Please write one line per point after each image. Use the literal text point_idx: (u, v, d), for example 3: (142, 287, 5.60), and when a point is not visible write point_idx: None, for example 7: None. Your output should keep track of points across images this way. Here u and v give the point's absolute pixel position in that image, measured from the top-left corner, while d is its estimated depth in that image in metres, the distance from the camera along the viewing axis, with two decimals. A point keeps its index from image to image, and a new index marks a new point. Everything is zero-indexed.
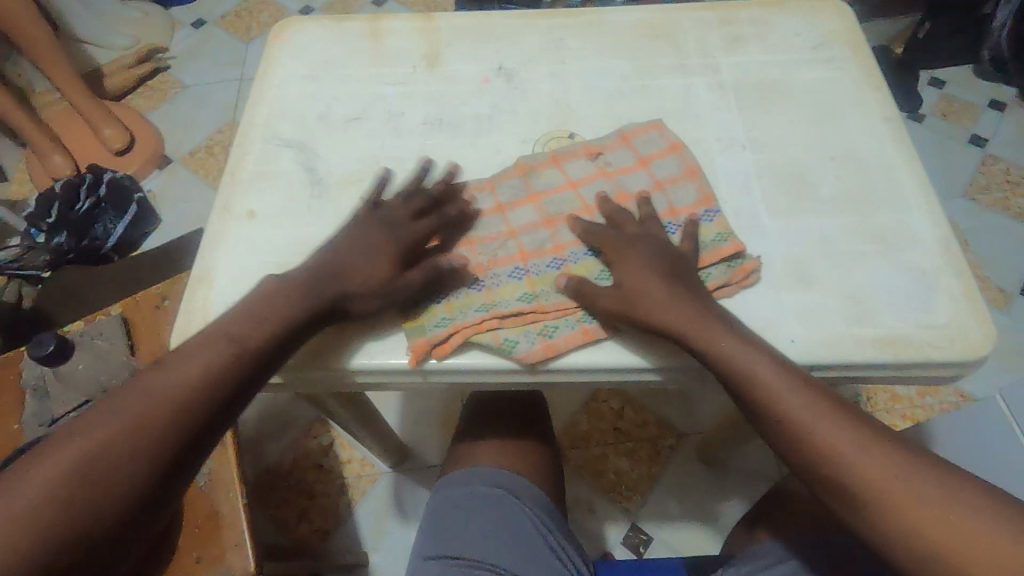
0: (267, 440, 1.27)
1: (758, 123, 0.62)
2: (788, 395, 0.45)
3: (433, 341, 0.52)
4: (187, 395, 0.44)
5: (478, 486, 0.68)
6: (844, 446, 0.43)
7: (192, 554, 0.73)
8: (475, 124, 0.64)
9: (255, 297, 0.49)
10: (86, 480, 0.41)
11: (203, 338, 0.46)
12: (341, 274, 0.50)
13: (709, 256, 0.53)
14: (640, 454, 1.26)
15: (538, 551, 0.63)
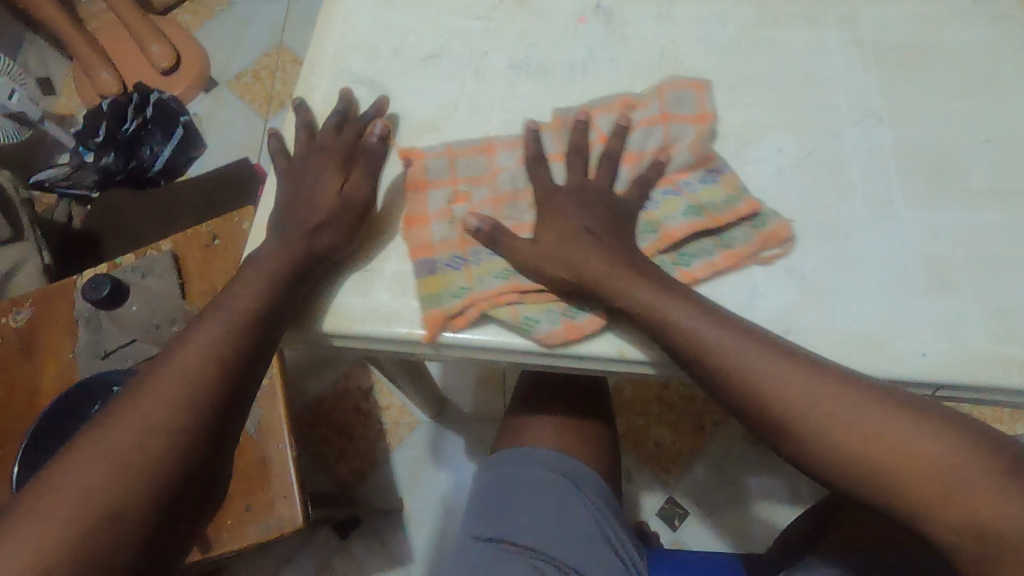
0: (310, 377, 1.28)
1: (902, 90, 0.53)
2: (761, 371, 0.42)
3: (449, 312, 0.49)
4: (210, 360, 0.44)
5: (527, 468, 0.66)
6: (852, 418, 0.39)
7: (242, 499, 0.73)
8: (567, 71, 0.56)
9: (262, 254, 0.48)
10: (147, 439, 0.40)
11: (218, 311, 0.46)
12: (298, 221, 0.49)
13: (724, 216, 0.48)
14: (684, 427, 1.22)
15: (594, 542, 0.60)
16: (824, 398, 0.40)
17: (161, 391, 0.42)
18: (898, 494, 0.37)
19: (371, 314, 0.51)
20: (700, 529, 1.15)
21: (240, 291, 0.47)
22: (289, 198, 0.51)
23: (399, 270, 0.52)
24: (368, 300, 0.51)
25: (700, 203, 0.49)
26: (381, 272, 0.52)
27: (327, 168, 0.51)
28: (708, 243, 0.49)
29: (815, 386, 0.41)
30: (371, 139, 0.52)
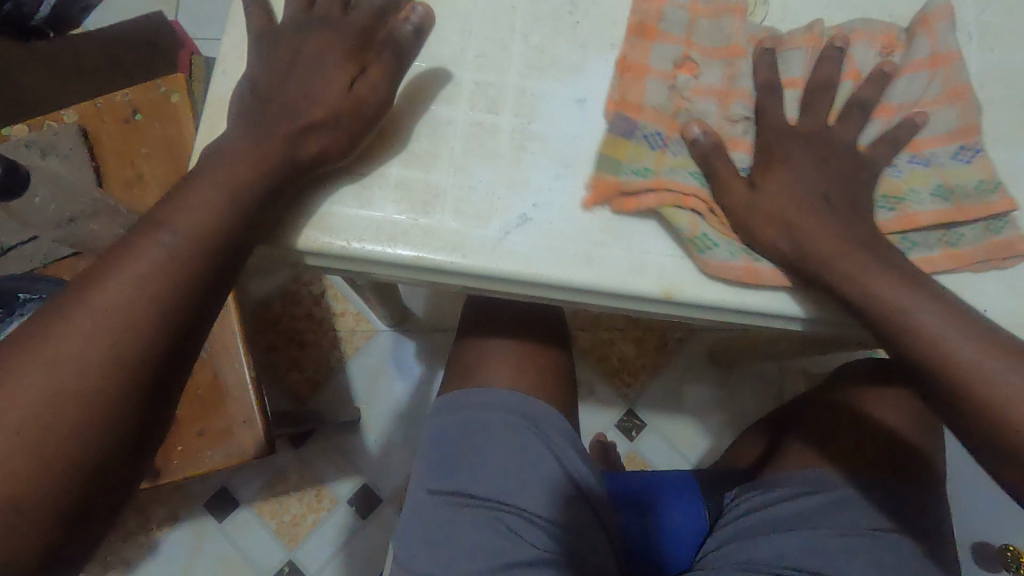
0: (252, 278, 1.15)
1: (994, 5, 0.47)
2: (896, 294, 0.37)
3: (627, 185, 0.41)
4: (163, 276, 0.34)
5: (482, 408, 0.56)
6: (962, 349, 0.36)
7: (193, 424, 0.61)
8: None
9: (223, 156, 0.37)
10: (61, 400, 0.31)
11: (172, 209, 0.36)
12: (285, 117, 0.38)
13: (972, 209, 0.41)
14: (646, 343, 1.21)
15: (559, 488, 0.55)
16: (953, 329, 0.37)
17: (81, 340, 0.32)
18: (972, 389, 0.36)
19: (371, 231, 0.40)
20: (657, 439, 1.17)
21: (184, 208, 0.35)
22: (274, 80, 0.39)
23: (406, 177, 0.41)
24: (371, 213, 0.40)
25: (949, 184, 0.42)
26: (384, 178, 0.41)
27: (332, 52, 0.39)
28: (937, 234, 0.42)
29: (928, 302, 0.37)
30: (402, 27, 0.39)
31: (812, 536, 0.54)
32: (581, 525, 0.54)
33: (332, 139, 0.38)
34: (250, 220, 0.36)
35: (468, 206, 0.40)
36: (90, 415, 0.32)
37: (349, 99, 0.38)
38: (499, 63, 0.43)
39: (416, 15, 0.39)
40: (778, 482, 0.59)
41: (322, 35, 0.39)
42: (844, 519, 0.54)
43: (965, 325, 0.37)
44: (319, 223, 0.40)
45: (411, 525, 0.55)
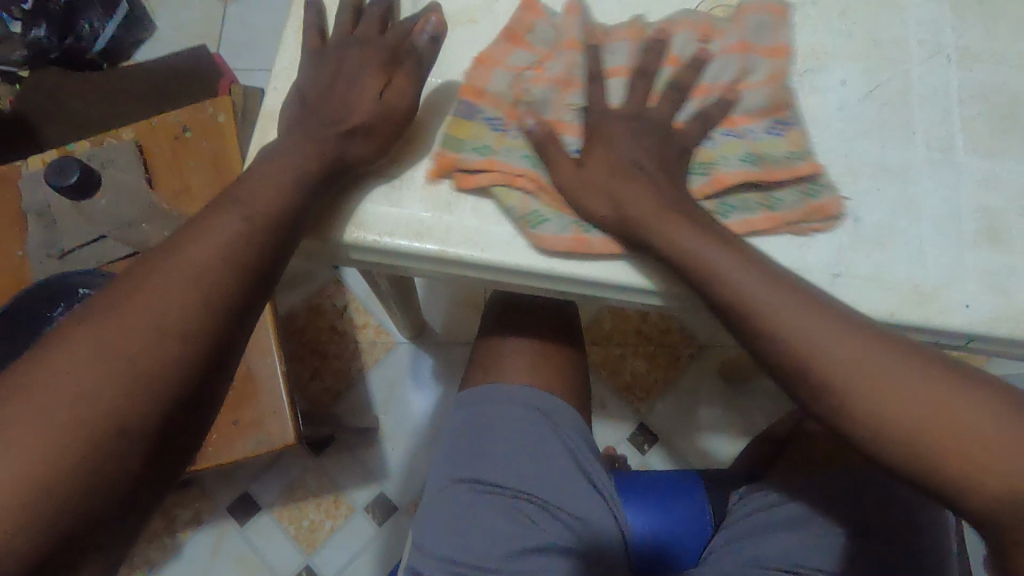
0: (279, 290, 1.21)
1: (972, 28, 0.50)
2: (796, 323, 0.38)
3: (464, 163, 0.44)
4: (227, 250, 0.36)
5: (499, 405, 0.60)
6: (828, 346, 0.37)
7: (227, 415, 0.66)
8: None
9: (279, 153, 0.41)
10: (147, 351, 0.33)
11: (234, 197, 0.39)
12: (329, 120, 0.42)
13: (779, 173, 0.44)
14: (658, 359, 1.23)
15: (576, 483, 0.58)
16: (853, 359, 0.37)
17: (165, 299, 0.34)
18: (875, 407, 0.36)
19: (400, 227, 0.44)
20: (670, 455, 1.18)
21: (248, 191, 0.39)
22: (322, 88, 0.43)
23: (432, 180, 0.45)
24: (401, 211, 0.44)
25: (759, 153, 0.45)
26: (412, 180, 0.44)
27: (367, 64, 0.43)
28: (754, 199, 0.44)
29: (818, 317, 0.38)
30: (420, 38, 0.43)
31: (810, 535, 0.56)
32: (599, 512, 0.58)
33: (365, 144, 0.42)
34: (308, 205, 0.40)
35: (486, 204, 0.44)
36: (175, 366, 0.34)
37: (382, 108, 0.42)
38: (513, 76, 0.47)
39: (428, 28, 0.43)
40: (786, 482, 0.61)
41: (358, 50, 0.44)
42: (846, 516, 0.57)
43: (844, 331, 0.38)
44: (357, 219, 0.43)
45: (439, 520, 0.57)
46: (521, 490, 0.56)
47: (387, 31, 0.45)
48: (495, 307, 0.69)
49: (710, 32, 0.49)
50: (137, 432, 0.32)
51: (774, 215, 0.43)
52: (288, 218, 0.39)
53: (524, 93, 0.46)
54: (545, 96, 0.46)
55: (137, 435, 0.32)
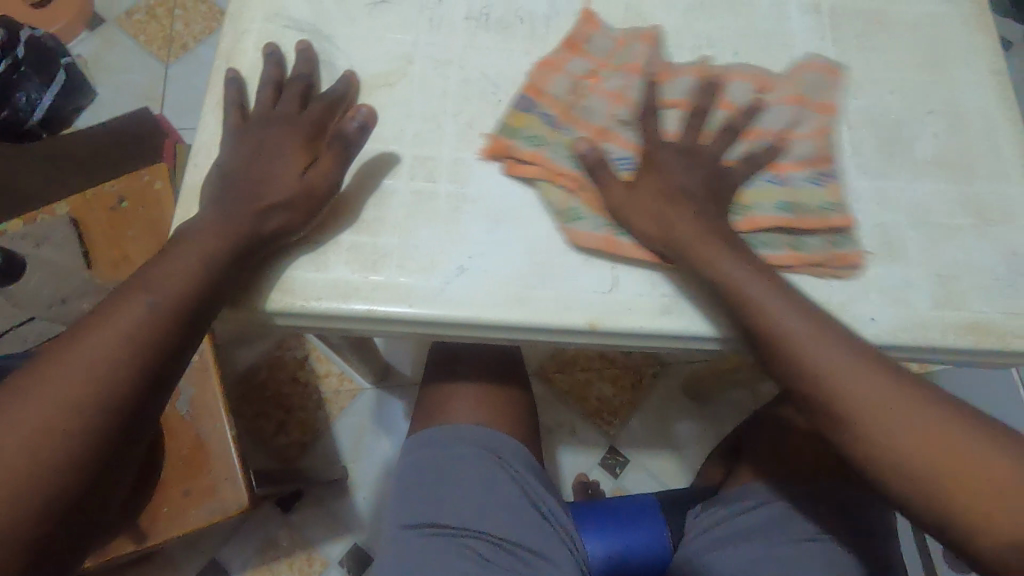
0: (242, 348, 1.19)
1: (855, 58, 0.54)
2: (827, 359, 0.38)
3: (353, 252, 0.44)
4: (135, 337, 0.36)
5: (450, 449, 0.60)
6: (846, 372, 0.38)
7: (178, 486, 0.64)
8: (530, 26, 0.52)
9: (195, 231, 0.41)
10: (41, 448, 0.34)
11: (149, 276, 0.39)
12: (250, 194, 0.42)
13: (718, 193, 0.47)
14: (623, 381, 1.24)
15: (538, 527, 0.58)
16: (866, 383, 0.37)
17: (65, 396, 0.35)
18: (884, 438, 0.36)
19: (328, 288, 0.44)
20: (642, 475, 1.19)
21: (156, 277, 0.38)
22: (247, 164, 0.43)
23: (357, 241, 0.45)
24: (326, 276, 0.44)
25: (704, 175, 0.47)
26: (337, 244, 0.45)
27: (287, 139, 0.44)
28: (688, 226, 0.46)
29: (840, 342, 0.39)
30: (350, 125, 0.44)
31: (770, 550, 0.58)
32: (551, 546, 0.58)
33: (290, 216, 0.42)
34: (218, 286, 0.40)
35: (413, 259, 0.44)
36: (69, 465, 0.34)
37: (303, 181, 0.43)
38: (432, 136, 0.48)
39: (360, 114, 0.45)
40: (738, 496, 0.63)
41: (283, 126, 0.44)
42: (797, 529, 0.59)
43: (865, 362, 0.38)
44: (282, 287, 0.43)
45: (385, 567, 0.57)
46: (483, 534, 0.57)
47: (308, 108, 0.46)
48: (439, 352, 0.69)
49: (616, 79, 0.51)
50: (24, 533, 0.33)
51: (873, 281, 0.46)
52: (195, 304, 0.39)
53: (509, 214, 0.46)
54: (670, 120, 0.49)
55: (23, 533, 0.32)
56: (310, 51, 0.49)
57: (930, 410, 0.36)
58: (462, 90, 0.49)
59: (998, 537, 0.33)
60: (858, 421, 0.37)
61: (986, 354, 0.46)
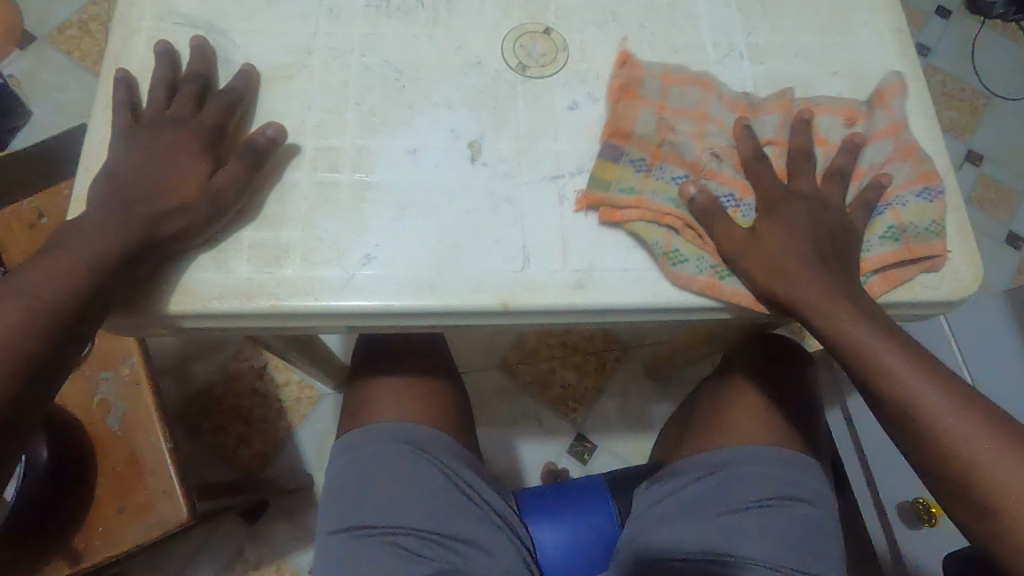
0: (197, 363, 1.17)
1: (760, 25, 0.54)
2: (932, 394, 0.41)
3: (263, 246, 0.44)
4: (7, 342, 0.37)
5: (385, 447, 0.59)
6: (924, 390, 0.41)
7: (113, 503, 0.63)
8: (433, 11, 0.52)
9: (83, 228, 0.40)
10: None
11: (30, 279, 0.39)
12: (144, 200, 0.42)
13: (920, 248, 0.46)
14: (587, 367, 1.24)
15: (477, 519, 0.59)
16: (983, 422, 0.40)
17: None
18: (953, 462, 0.40)
19: (229, 288, 0.43)
20: (611, 459, 1.19)
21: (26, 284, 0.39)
22: (145, 167, 0.43)
23: (259, 237, 0.44)
24: (225, 275, 0.43)
25: (902, 224, 0.47)
26: (238, 240, 0.44)
27: (186, 142, 0.44)
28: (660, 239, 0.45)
29: (920, 360, 0.42)
30: (259, 138, 0.45)
31: (706, 521, 0.59)
32: (487, 536, 0.58)
33: (190, 218, 0.42)
34: (104, 284, 0.40)
35: (312, 252, 0.44)
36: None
37: (204, 185, 0.43)
38: (334, 126, 0.48)
39: (271, 130, 0.45)
40: (681, 470, 0.64)
41: (183, 129, 0.45)
42: (734, 497, 0.60)
43: (948, 385, 0.41)
44: (180, 287, 0.43)
45: (318, 569, 0.57)
46: (423, 532, 0.57)
47: (205, 107, 0.46)
48: (377, 345, 0.68)
49: (522, 58, 0.51)
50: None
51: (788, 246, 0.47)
52: (74, 303, 0.39)
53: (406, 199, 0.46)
54: (687, 142, 0.49)
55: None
56: (206, 47, 0.49)
57: (982, 426, 0.40)
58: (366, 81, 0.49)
59: None
60: (935, 430, 0.40)
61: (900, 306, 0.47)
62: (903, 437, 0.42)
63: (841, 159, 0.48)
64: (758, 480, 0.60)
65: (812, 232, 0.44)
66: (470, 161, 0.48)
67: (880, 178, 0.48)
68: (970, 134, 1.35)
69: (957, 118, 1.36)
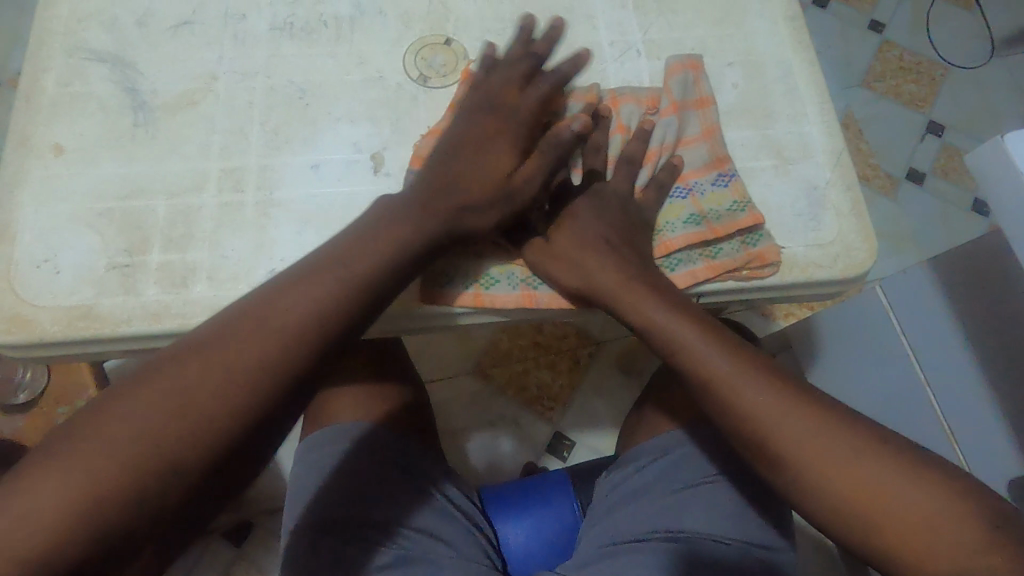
0: None
1: (656, 21, 0.56)
2: (712, 358, 0.42)
3: (171, 269, 0.46)
4: (278, 349, 0.37)
5: (336, 441, 0.56)
6: (710, 361, 0.42)
7: None
8: (335, 29, 0.54)
9: (472, 211, 0.44)
10: (173, 419, 0.34)
11: (314, 279, 0.39)
12: (486, 187, 0.45)
13: (724, 228, 0.47)
14: (560, 365, 1.11)
15: (437, 509, 0.56)
16: (760, 387, 0.41)
17: (171, 374, 0.35)
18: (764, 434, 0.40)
19: (137, 311, 0.45)
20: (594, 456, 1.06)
21: (327, 268, 0.40)
22: (428, 168, 0.45)
23: (166, 261, 0.46)
24: (134, 299, 0.45)
25: (703, 211, 0.48)
26: (145, 265, 0.46)
27: (502, 135, 0.46)
28: (518, 274, 0.48)
29: (705, 330, 0.43)
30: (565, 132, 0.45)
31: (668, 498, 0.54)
32: (448, 525, 0.56)
33: (473, 200, 0.44)
34: (398, 281, 0.42)
35: (219, 272, 0.46)
36: (173, 448, 0.34)
37: (513, 179, 0.45)
38: (238, 148, 0.50)
39: (574, 129, 0.45)
40: (637, 455, 0.59)
41: (497, 120, 0.46)
42: (689, 476, 0.55)
43: (717, 341, 0.43)
44: (90, 315, 0.45)
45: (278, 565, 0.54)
46: (376, 519, 0.53)
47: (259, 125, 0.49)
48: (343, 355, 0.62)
49: (423, 70, 0.53)
50: (144, 494, 0.33)
51: (666, 242, 0.48)
52: (381, 291, 0.41)
53: (308, 215, 0.48)
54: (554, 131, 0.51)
55: (111, 492, 0.32)
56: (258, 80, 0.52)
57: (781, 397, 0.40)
58: (271, 106, 0.51)
59: (904, 541, 0.36)
60: (730, 400, 0.41)
61: (746, 288, 0.48)
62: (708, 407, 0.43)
63: (630, 145, 0.49)
64: (712, 457, 0.55)
65: (604, 226, 0.47)
66: (374, 173, 0.50)
67: (672, 157, 0.49)
68: (929, 105, 1.31)
69: (915, 90, 1.32)
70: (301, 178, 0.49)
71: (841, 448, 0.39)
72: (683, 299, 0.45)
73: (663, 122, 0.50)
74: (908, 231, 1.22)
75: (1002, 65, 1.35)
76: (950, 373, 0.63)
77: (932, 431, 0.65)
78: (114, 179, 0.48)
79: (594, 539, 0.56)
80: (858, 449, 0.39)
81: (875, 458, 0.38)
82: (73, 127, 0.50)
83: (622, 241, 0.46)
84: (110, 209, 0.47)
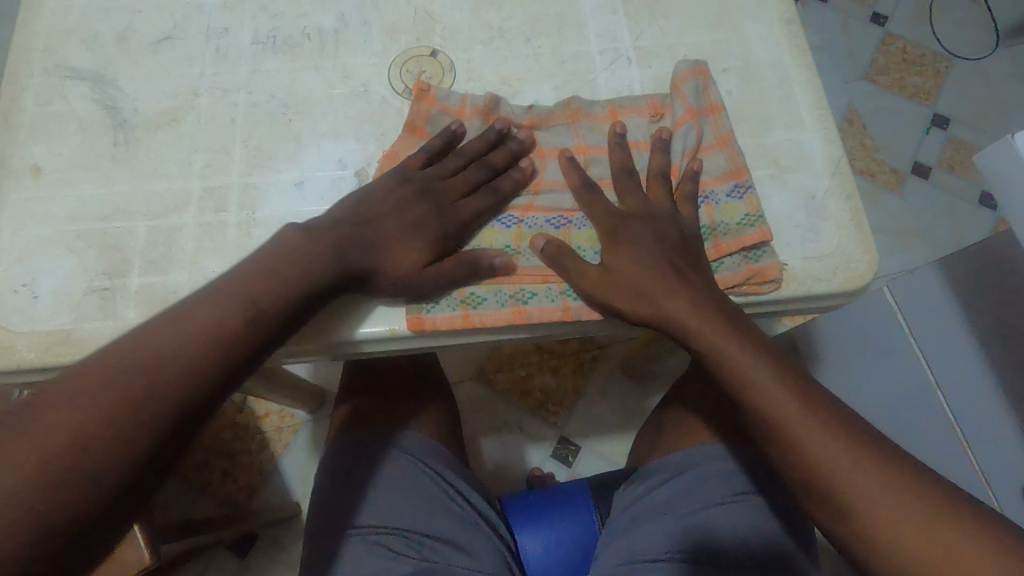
0: None
1: (647, 28, 0.54)
2: (775, 395, 0.40)
3: (153, 291, 0.45)
4: (201, 352, 0.36)
5: (365, 452, 0.54)
6: (779, 402, 0.40)
7: None
8: (318, 41, 0.53)
9: (391, 248, 0.44)
10: (78, 446, 0.32)
11: (233, 286, 0.39)
12: (397, 230, 0.44)
13: (728, 244, 0.47)
14: (562, 370, 1.08)
15: (462, 521, 0.53)
16: (831, 432, 0.39)
17: (62, 405, 0.32)
18: (831, 478, 0.38)
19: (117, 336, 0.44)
20: (597, 461, 1.03)
21: (234, 292, 0.38)
22: (338, 229, 0.43)
23: (146, 284, 0.45)
24: (114, 322, 0.44)
25: (714, 223, 0.48)
26: (126, 288, 0.45)
27: (435, 213, 0.46)
28: (506, 291, 0.46)
29: (778, 368, 0.41)
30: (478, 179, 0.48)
31: (690, 516, 0.53)
32: (475, 539, 0.53)
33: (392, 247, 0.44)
34: (319, 294, 0.41)
35: None
36: (89, 460, 0.32)
37: (412, 281, 0.44)
38: (221, 167, 0.49)
39: (495, 262, 0.45)
40: (654, 471, 0.57)
41: (436, 200, 0.46)
42: (710, 492, 0.53)
43: (789, 379, 0.41)
44: (69, 340, 0.44)
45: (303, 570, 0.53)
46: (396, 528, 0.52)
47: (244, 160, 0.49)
48: (358, 364, 0.61)
49: (409, 83, 0.52)
50: (54, 530, 0.30)
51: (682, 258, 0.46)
52: (295, 305, 0.40)
53: None
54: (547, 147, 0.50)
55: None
56: (240, 99, 0.51)
57: (846, 441, 0.38)
58: (253, 123, 0.50)
59: None
60: (794, 442, 0.39)
61: (745, 302, 0.47)
62: (772, 447, 0.40)
63: (656, 160, 0.48)
64: (724, 479, 0.54)
65: (665, 250, 0.45)
66: None
67: (693, 165, 0.48)
68: (933, 99, 1.29)
69: (920, 83, 1.30)
70: (284, 197, 0.48)
71: (913, 503, 0.36)
72: (759, 335, 0.43)
73: (680, 133, 0.49)
74: (914, 226, 1.20)
75: (1008, 56, 1.32)
76: (964, 383, 0.59)
77: (945, 436, 0.61)
78: (94, 200, 0.47)
79: (610, 555, 0.54)
80: (933, 511, 0.36)
81: (955, 523, 0.35)
82: (51, 147, 0.49)
83: (666, 254, 0.44)
84: (90, 231, 0.46)
